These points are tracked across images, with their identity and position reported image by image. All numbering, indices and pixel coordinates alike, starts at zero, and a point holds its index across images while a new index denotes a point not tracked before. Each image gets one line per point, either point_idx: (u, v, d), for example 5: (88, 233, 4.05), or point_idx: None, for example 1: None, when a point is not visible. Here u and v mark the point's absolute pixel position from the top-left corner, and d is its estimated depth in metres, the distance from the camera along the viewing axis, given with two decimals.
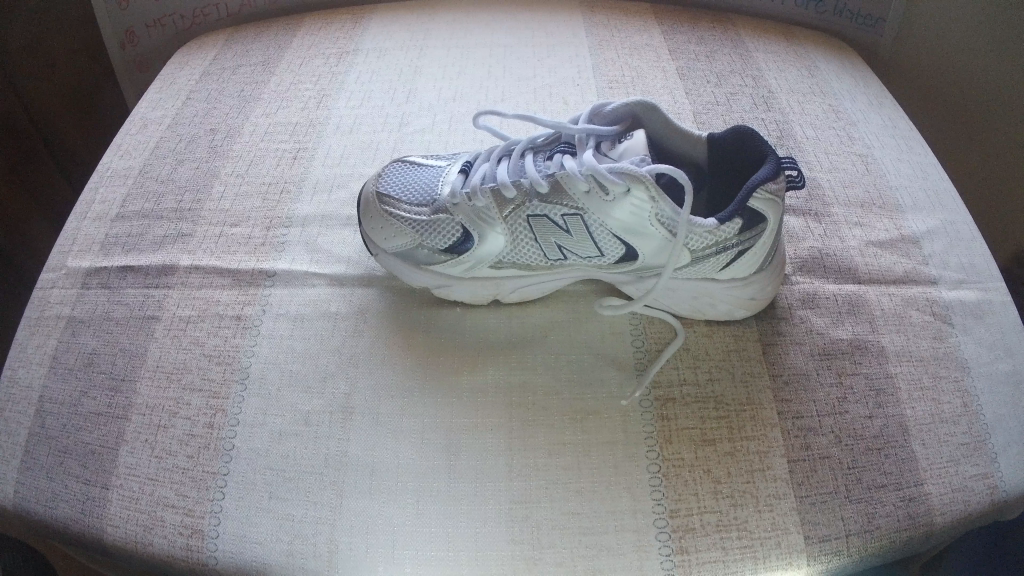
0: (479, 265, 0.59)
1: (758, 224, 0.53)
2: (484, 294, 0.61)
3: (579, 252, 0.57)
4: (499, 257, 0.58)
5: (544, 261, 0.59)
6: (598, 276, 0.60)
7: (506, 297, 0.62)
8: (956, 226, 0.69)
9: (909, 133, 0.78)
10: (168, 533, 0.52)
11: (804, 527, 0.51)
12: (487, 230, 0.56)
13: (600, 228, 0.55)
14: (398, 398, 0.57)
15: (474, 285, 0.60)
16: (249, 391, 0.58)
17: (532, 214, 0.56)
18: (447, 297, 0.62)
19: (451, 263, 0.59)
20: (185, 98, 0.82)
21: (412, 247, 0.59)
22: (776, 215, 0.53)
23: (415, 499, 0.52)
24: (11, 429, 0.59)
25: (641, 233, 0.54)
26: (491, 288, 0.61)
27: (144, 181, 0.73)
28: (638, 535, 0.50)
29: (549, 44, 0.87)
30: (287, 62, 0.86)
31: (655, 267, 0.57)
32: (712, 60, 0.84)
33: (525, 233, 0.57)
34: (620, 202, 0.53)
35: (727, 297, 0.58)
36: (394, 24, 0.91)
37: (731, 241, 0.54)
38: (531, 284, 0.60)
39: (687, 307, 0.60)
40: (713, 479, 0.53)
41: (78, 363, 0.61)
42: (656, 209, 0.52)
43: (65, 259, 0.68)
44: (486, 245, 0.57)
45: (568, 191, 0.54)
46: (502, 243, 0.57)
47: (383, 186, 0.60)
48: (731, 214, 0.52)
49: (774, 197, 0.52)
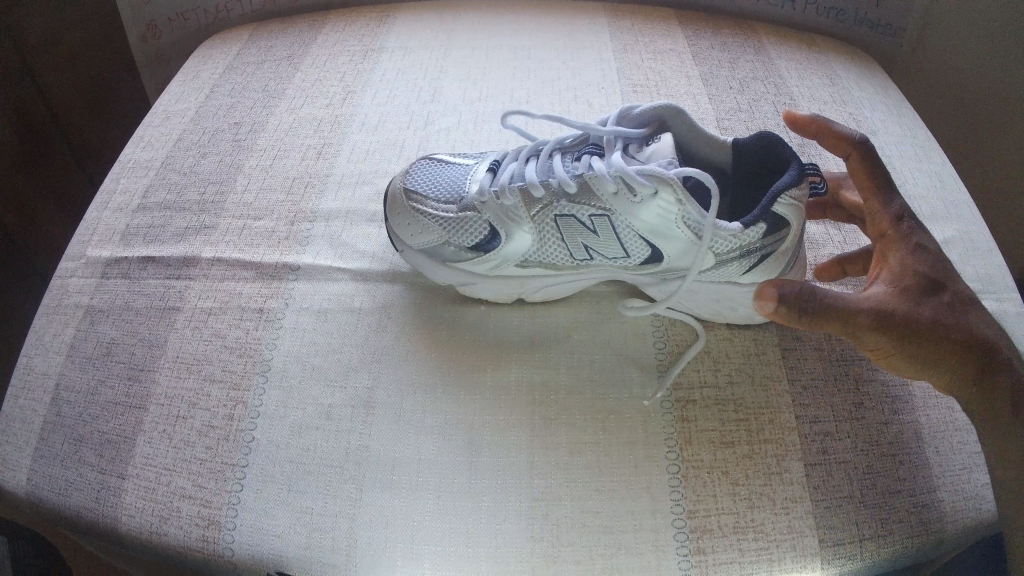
0: (505, 263, 0.59)
1: (781, 229, 0.54)
2: (507, 293, 0.62)
3: (604, 253, 0.58)
4: (525, 256, 0.59)
5: (569, 261, 0.59)
6: (623, 278, 0.61)
7: (530, 296, 0.62)
8: (974, 238, 0.69)
9: (927, 144, 0.78)
10: (185, 524, 0.52)
11: (820, 531, 0.51)
12: (514, 229, 0.57)
13: (627, 230, 0.55)
14: (419, 395, 0.57)
15: (499, 284, 0.61)
16: (270, 383, 0.58)
17: (560, 214, 0.56)
18: (470, 294, 0.62)
19: (477, 261, 0.59)
20: (208, 90, 0.82)
21: (438, 244, 0.59)
22: (800, 220, 0.54)
23: (433, 494, 0.52)
24: (29, 416, 0.59)
25: (667, 236, 0.55)
26: (515, 287, 0.61)
27: (165, 173, 0.73)
28: (656, 535, 0.51)
29: (572, 47, 0.87)
30: (312, 58, 0.86)
31: (680, 270, 0.57)
32: (734, 66, 0.84)
33: (551, 232, 0.57)
34: (648, 203, 0.53)
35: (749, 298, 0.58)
36: (419, 23, 0.91)
37: (755, 244, 0.54)
38: (556, 284, 0.61)
39: (708, 310, 0.60)
40: (731, 481, 0.53)
41: (98, 353, 0.61)
42: (684, 211, 0.53)
43: (85, 248, 0.68)
44: (513, 243, 0.57)
45: (595, 191, 0.55)
46: (529, 242, 0.58)
47: (410, 182, 0.60)
48: (756, 218, 0.52)
49: (798, 202, 0.52)
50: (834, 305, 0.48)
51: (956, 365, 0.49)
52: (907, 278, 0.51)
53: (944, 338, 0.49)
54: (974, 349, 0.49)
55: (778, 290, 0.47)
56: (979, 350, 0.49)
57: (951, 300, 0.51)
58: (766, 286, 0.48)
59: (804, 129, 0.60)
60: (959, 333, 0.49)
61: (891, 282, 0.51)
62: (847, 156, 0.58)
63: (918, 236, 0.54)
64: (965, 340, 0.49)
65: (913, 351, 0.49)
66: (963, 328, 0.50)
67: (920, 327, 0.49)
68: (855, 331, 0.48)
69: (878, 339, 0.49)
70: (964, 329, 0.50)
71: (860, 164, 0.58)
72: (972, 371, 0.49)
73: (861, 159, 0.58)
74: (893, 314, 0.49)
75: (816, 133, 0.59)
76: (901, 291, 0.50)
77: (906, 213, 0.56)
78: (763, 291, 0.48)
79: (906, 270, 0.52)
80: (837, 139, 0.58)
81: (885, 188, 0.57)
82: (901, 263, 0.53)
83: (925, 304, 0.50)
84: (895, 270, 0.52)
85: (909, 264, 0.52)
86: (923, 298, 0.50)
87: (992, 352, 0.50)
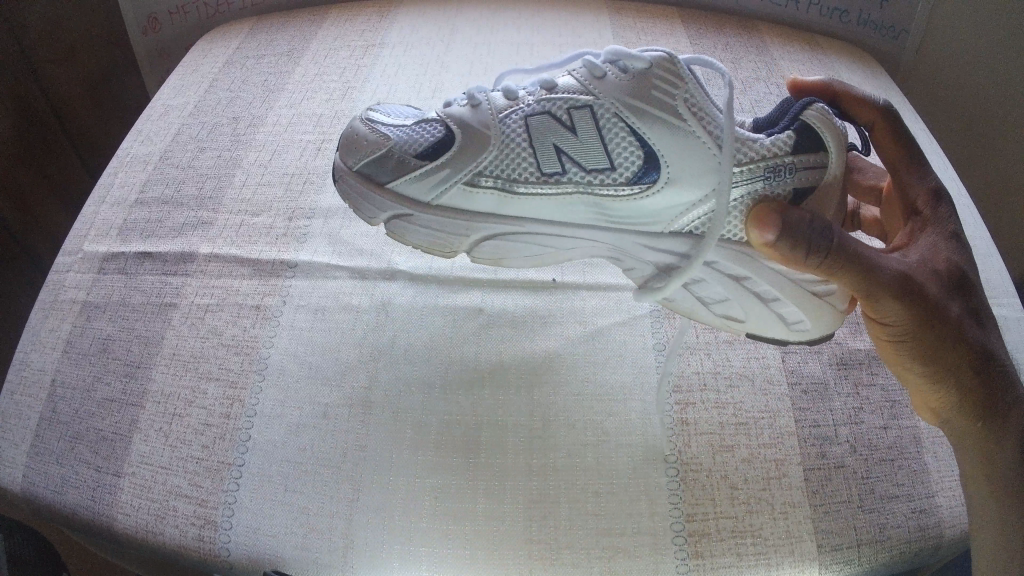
0: (455, 177, 0.50)
1: (817, 149, 0.47)
2: (453, 233, 0.52)
3: (584, 162, 0.49)
4: (480, 167, 0.50)
5: (539, 174, 0.50)
6: (599, 223, 0.51)
7: (479, 246, 0.53)
8: (975, 241, 0.69)
9: (930, 146, 0.78)
10: (179, 523, 0.52)
11: (818, 536, 0.51)
12: (475, 128, 0.50)
13: (612, 124, 0.48)
14: (419, 394, 0.57)
15: (443, 214, 0.51)
16: (267, 381, 0.57)
17: (535, 111, 0.50)
18: (417, 228, 0.52)
19: (422, 174, 0.51)
20: (207, 85, 0.82)
21: (381, 158, 0.51)
22: (840, 145, 0.47)
23: (430, 495, 0.52)
24: (24, 412, 0.58)
25: (661, 135, 0.47)
26: (463, 221, 0.52)
27: (163, 167, 0.72)
28: (655, 539, 0.50)
29: (575, 43, 0.86)
30: (313, 53, 0.85)
31: (671, 195, 0.48)
32: (737, 66, 0.84)
33: (523, 133, 0.50)
34: (641, 82, 0.48)
35: (776, 315, 0.51)
36: (421, 19, 0.91)
37: (786, 161, 0.46)
38: (509, 217, 0.51)
39: (721, 309, 0.53)
40: (730, 484, 0.53)
41: (94, 349, 0.61)
42: (684, 94, 0.48)
43: (81, 243, 0.67)
44: (469, 147, 0.50)
45: (580, 81, 0.50)
46: (488, 147, 0.50)
47: (375, 109, 0.56)
48: (783, 129, 0.47)
49: (828, 115, 0.46)
50: (851, 252, 0.43)
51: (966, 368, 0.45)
52: (927, 264, 0.47)
53: (960, 347, 0.45)
54: (984, 373, 0.45)
55: (788, 215, 0.43)
56: (987, 358, 0.45)
57: (970, 299, 0.47)
58: (774, 208, 0.44)
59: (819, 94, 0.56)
60: (970, 336, 0.45)
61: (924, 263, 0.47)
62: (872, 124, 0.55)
63: (956, 222, 0.50)
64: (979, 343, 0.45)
65: (921, 331, 0.45)
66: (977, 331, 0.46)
67: (934, 310, 0.44)
68: (865, 290, 0.44)
69: (889, 303, 0.44)
70: (980, 345, 0.45)
71: (891, 136, 0.54)
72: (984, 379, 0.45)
73: (889, 133, 0.54)
74: (915, 285, 0.44)
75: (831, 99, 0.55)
76: (922, 271, 0.46)
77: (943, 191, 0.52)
78: (766, 211, 0.44)
79: (932, 256, 0.48)
80: (864, 103, 0.54)
81: (919, 167, 0.53)
82: (925, 246, 0.48)
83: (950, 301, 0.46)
84: (919, 251, 0.48)
85: (935, 247, 0.48)
86: (950, 293, 0.46)
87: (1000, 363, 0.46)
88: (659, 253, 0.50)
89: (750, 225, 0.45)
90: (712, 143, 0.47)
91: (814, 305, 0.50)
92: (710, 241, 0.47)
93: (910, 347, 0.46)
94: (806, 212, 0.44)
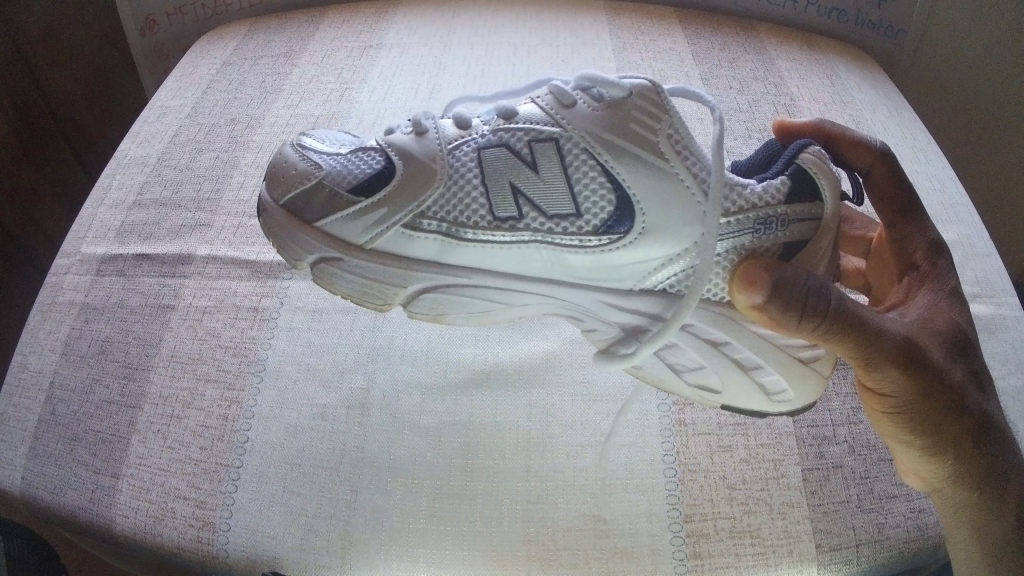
0: (394, 217, 0.45)
1: (813, 198, 0.44)
2: (389, 283, 0.46)
3: (544, 205, 0.44)
4: (423, 205, 0.45)
5: (491, 218, 0.45)
6: (557, 275, 0.46)
7: (418, 299, 0.47)
8: (972, 241, 0.69)
9: (928, 145, 0.78)
10: (178, 525, 0.52)
11: (816, 536, 0.51)
12: (423, 161, 0.45)
13: (579, 161, 0.44)
14: (416, 395, 0.57)
15: (379, 260, 0.46)
16: (264, 383, 0.57)
17: (491, 143, 0.45)
18: (343, 275, 0.46)
19: (358, 211, 0.45)
20: (205, 86, 0.82)
21: (310, 192, 0.45)
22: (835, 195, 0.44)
23: (428, 497, 0.52)
24: (23, 414, 0.58)
25: (637, 177, 0.43)
26: (401, 269, 0.46)
27: (161, 169, 0.72)
28: (653, 539, 0.50)
29: (573, 44, 0.86)
30: (310, 54, 0.85)
31: (641, 245, 0.44)
32: (735, 66, 0.84)
33: (474, 168, 0.45)
34: (617, 113, 0.45)
35: (755, 384, 0.48)
36: (419, 20, 0.91)
37: (778, 212, 0.43)
38: (454, 267, 0.46)
39: (693, 377, 0.48)
40: (729, 485, 0.53)
41: (91, 351, 0.61)
42: (665, 128, 0.44)
43: (79, 245, 0.67)
44: (413, 183, 0.45)
45: (546, 109, 0.46)
46: (435, 184, 0.45)
47: (309, 134, 0.50)
48: (777, 174, 0.44)
49: (826, 162, 0.43)
50: (850, 315, 0.41)
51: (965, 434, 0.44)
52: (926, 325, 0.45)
53: (961, 414, 0.43)
54: (984, 439, 0.44)
55: (783, 273, 0.40)
56: (986, 422, 0.44)
57: (969, 361, 0.46)
58: (765, 266, 0.41)
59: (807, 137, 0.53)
60: (969, 402, 0.44)
61: (921, 324, 0.45)
62: (868, 169, 0.53)
63: (954, 277, 0.49)
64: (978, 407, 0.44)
65: (918, 397, 0.43)
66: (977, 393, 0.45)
67: (934, 376, 0.43)
68: (862, 354, 0.41)
69: (887, 369, 0.42)
70: (981, 409, 0.44)
71: (890, 184, 0.52)
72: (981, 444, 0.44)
73: (889, 180, 0.52)
74: (915, 349, 0.42)
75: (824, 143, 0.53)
76: (921, 333, 0.44)
77: (943, 245, 0.50)
78: (756, 268, 0.41)
79: (931, 316, 0.46)
80: (864, 148, 0.52)
81: (919, 220, 0.51)
82: (923, 306, 0.47)
83: (951, 364, 0.44)
84: (917, 312, 0.46)
85: (934, 307, 0.47)
86: (949, 355, 0.45)
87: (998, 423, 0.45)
88: (623, 314, 0.46)
89: (737, 284, 0.42)
90: (698, 187, 0.43)
91: (798, 371, 0.47)
92: (688, 308, 0.43)
93: (905, 414, 0.44)
94: (801, 269, 0.41)
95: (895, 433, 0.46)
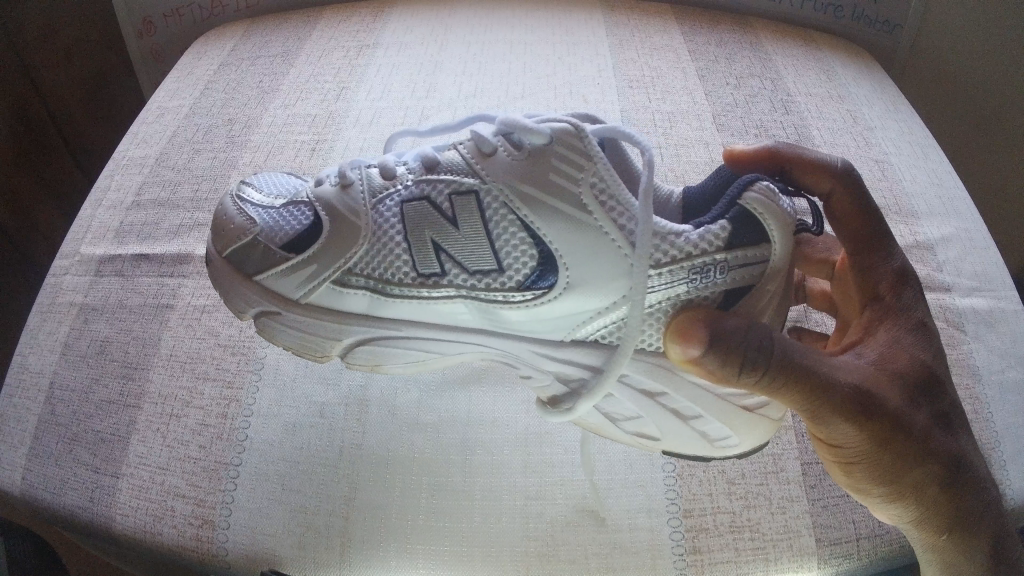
0: (324, 274, 0.47)
1: (760, 242, 0.42)
2: (324, 336, 0.49)
3: (466, 261, 0.45)
4: (349, 264, 0.46)
5: (416, 276, 0.46)
6: (488, 328, 0.47)
7: (354, 350, 0.49)
8: (970, 235, 0.69)
9: (925, 140, 0.78)
10: (177, 523, 0.52)
11: (816, 530, 0.51)
12: (347, 218, 0.46)
13: (499, 217, 0.44)
14: (414, 392, 0.57)
15: (313, 315, 0.48)
16: (263, 381, 0.57)
17: (411, 198, 0.46)
18: (279, 330, 0.49)
19: (290, 268, 0.47)
20: (202, 87, 0.82)
21: (245, 248, 0.47)
22: (783, 235, 0.41)
23: (427, 492, 0.52)
24: (22, 415, 0.59)
25: (559, 231, 0.43)
26: (335, 322, 0.48)
27: (159, 170, 0.73)
28: (652, 534, 0.50)
29: (570, 42, 0.86)
30: (307, 54, 0.86)
31: (567, 300, 0.44)
32: (731, 63, 0.84)
33: (395, 225, 0.46)
34: (537, 162, 0.44)
35: (696, 432, 0.47)
36: (415, 18, 0.91)
37: (717, 259, 0.41)
38: (385, 322, 0.48)
39: (632, 427, 0.48)
40: (727, 480, 0.53)
41: (91, 351, 0.61)
42: (588, 177, 0.43)
43: (78, 246, 0.67)
44: (339, 242, 0.46)
45: (466, 158, 0.46)
46: (360, 242, 0.46)
47: (252, 180, 0.52)
48: (716, 218, 0.42)
49: (771, 202, 0.41)
50: (792, 368, 0.38)
51: (928, 481, 0.42)
52: (886, 367, 0.42)
53: (924, 461, 0.41)
54: (950, 483, 0.42)
55: (718, 330, 0.38)
56: (953, 466, 0.42)
57: (934, 401, 0.43)
58: (699, 321, 0.39)
59: (758, 168, 0.48)
60: (935, 446, 0.41)
61: (881, 366, 0.42)
62: (828, 194, 0.48)
63: (921, 309, 0.45)
64: (945, 451, 0.42)
65: (874, 448, 0.40)
66: (944, 435, 0.42)
67: (894, 426, 0.40)
68: (810, 408, 0.39)
69: (836, 422, 0.40)
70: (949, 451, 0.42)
71: (852, 210, 0.47)
72: (947, 490, 0.42)
73: (852, 204, 0.47)
74: (870, 398, 0.40)
75: (780, 173, 0.48)
76: (879, 377, 0.41)
77: (911, 275, 0.46)
78: (691, 324, 0.40)
79: (892, 356, 0.43)
80: (822, 171, 0.47)
81: (885, 248, 0.47)
82: (883, 344, 0.44)
83: (914, 407, 0.42)
84: (876, 350, 0.43)
85: (895, 346, 0.43)
86: (913, 398, 0.42)
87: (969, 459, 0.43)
88: (558, 367, 0.46)
89: (671, 339, 0.40)
90: (621, 242, 0.42)
91: (739, 420, 0.46)
92: (615, 371, 0.43)
93: (863, 466, 0.42)
94: (739, 322, 0.39)
95: (855, 483, 0.43)
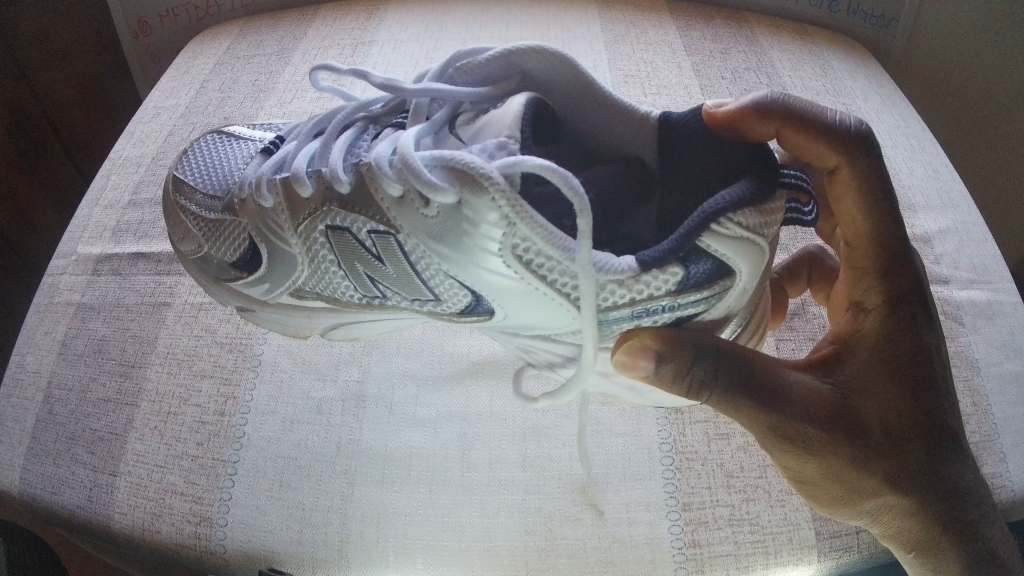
0: (280, 288, 0.51)
1: (714, 280, 0.41)
2: (299, 326, 0.55)
3: (399, 291, 0.48)
4: (297, 284, 0.51)
5: (359, 296, 0.50)
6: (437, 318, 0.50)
7: (329, 332, 0.56)
8: (967, 226, 0.69)
9: (921, 132, 0.78)
10: (175, 521, 0.52)
11: (815, 523, 0.51)
12: (279, 245, 0.49)
13: (424, 264, 0.45)
14: (411, 387, 0.56)
15: (286, 311, 0.54)
16: (260, 378, 0.57)
17: (332, 224, 0.47)
18: (254, 318, 0.56)
19: (247, 282, 0.51)
20: (197, 87, 0.82)
21: (202, 255, 0.52)
22: (749, 266, 0.41)
23: (426, 487, 0.52)
24: (19, 415, 0.58)
25: (486, 279, 0.43)
26: (306, 316, 0.54)
27: (156, 169, 0.73)
28: (652, 528, 0.50)
29: (565, 38, 0.86)
30: (302, 53, 0.86)
31: (504, 321, 0.47)
32: (726, 57, 0.84)
33: (325, 253, 0.48)
34: (449, 222, 0.43)
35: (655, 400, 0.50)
36: (409, 16, 0.91)
37: (663, 304, 0.41)
38: (349, 314, 0.53)
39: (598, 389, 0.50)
40: (726, 473, 0.53)
41: (88, 350, 0.61)
42: (510, 239, 0.41)
43: (75, 246, 0.67)
44: (280, 266, 0.50)
45: (370, 187, 0.45)
46: (300, 268, 0.50)
47: (181, 170, 0.53)
48: (661, 253, 0.39)
49: (728, 231, 0.38)
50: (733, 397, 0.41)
51: (887, 509, 0.43)
52: (851, 393, 0.42)
53: (879, 491, 0.42)
54: (913, 513, 0.42)
55: (666, 364, 0.41)
56: (923, 497, 0.42)
57: (910, 434, 0.42)
58: (650, 347, 0.41)
59: (744, 128, 0.43)
60: (899, 476, 0.42)
61: (846, 391, 0.42)
62: (832, 170, 0.45)
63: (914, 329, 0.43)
64: (912, 482, 0.42)
65: (820, 472, 0.42)
66: (918, 464, 0.42)
67: (845, 459, 0.41)
68: (750, 427, 0.42)
69: (780, 445, 0.42)
70: (918, 479, 0.42)
71: (857, 198, 0.44)
72: (910, 522, 0.42)
73: (857, 186, 0.44)
74: (818, 431, 0.41)
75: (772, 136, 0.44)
76: (836, 406, 0.42)
77: (908, 294, 0.44)
78: (644, 341, 0.41)
79: (861, 382, 0.42)
80: (826, 147, 0.44)
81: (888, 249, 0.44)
82: (855, 365, 0.43)
83: (880, 438, 0.42)
84: (849, 372, 0.43)
85: (871, 370, 0.42)
86: (878, 431, 0.42)
87: (954, 457, 0.43)
88: (518, 344, 0.50)
89: (620, 350, 0.42)
90: (554, 295, 0.42)
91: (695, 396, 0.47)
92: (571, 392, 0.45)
93: (813, 485, 0.44)
94: (688, 351, 0.40)
95: (809, 496, 0.45)
